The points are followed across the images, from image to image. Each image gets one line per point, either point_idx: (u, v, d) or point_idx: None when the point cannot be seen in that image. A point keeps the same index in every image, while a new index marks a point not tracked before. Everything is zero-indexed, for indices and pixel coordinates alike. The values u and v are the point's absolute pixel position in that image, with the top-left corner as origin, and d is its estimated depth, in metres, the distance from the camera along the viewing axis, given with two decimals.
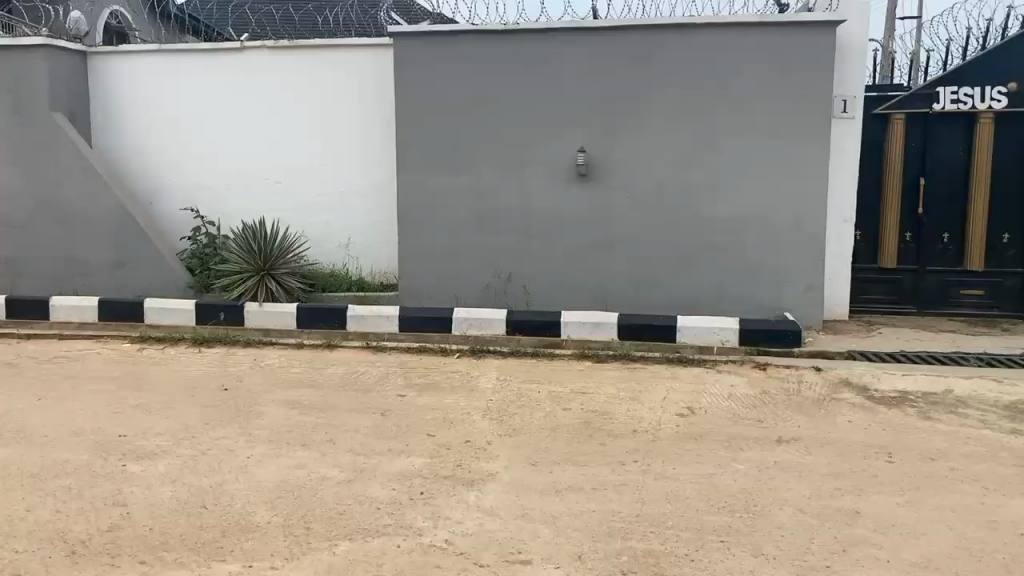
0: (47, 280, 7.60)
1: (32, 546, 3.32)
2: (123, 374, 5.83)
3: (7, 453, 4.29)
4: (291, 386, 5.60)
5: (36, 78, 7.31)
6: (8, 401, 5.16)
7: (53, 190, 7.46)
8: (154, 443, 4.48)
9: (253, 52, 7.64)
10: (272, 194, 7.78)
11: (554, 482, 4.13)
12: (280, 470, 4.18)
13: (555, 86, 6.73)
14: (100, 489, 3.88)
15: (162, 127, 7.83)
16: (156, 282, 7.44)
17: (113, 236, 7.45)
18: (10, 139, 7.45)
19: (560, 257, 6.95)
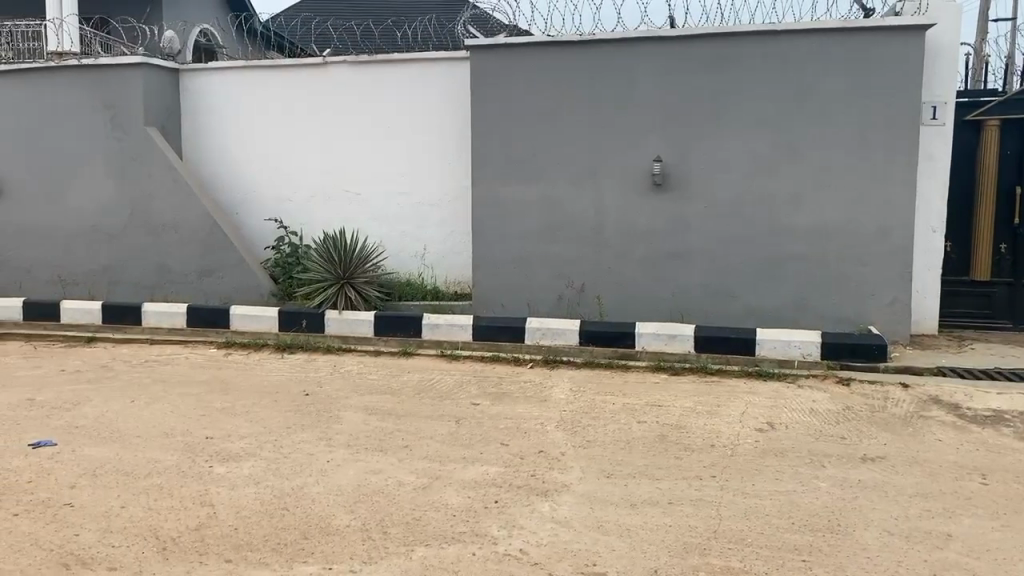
0: (141, 286, 7.96)
1: (126, 542, 3.48)
2: (210, 378, 6.06)
3: (104, 451, 4.50)
4: (368, 392, 5.71)
5: (133, 95, 7.69)
6: (105, 402, 5.42)
7: (146, 202, 7.82)
8: (239, 445, 4.63)
9: (335, 67, 7.84)
10: (350, 205, 7.97)
11: (629, 495, 4.09)
12: (358, 475, 4.26)
13: (631, 96, 6.71)
14: (189, 488, 4.04)
15: (248, 141, 8.12)
16: (241, 290, 7.70)
17: (202, 245, 7.74)
18: (108, 153, 7.84)
19: (634, 267, 6.89)
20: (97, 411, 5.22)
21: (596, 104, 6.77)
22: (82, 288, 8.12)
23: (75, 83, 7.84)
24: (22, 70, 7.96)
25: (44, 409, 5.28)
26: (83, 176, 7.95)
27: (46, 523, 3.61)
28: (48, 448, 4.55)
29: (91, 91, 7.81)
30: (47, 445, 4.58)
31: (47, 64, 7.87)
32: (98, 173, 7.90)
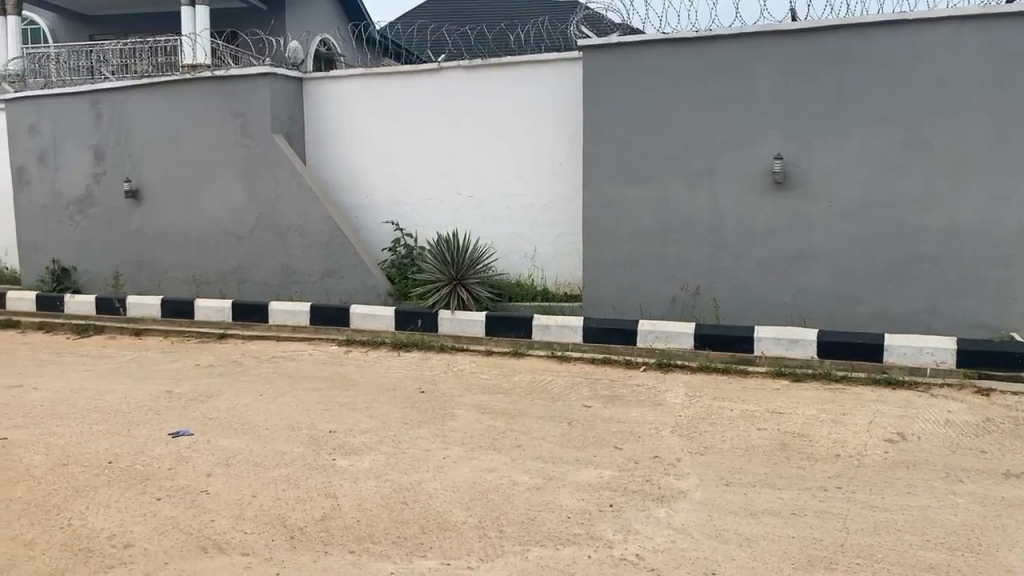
0: (267, 286, 8.36)
1: (258, 529, 3.65)
2: (331, 374, 6.29)
3: (236, 442, 4.75)
4: (482, 391, 5.78)
5: (261, 104, 8.08)
6: (236, 395, 5.72)
7: (273, 205, 8.20)
8: (359, 440, 4.78)
9: (449, 72, 7.99)
10: (463, 207, 8.10)
11: (749, 504, 3.96)
12: (474, 473, 4.32)
13: (750, 93, 6.52)
14: (314, 480, 4.20)
15: (365, 146, 8.39)
16: (360, 290, 7.96)
17: (323, 246, 8.05)
18: (239, 160, 8.27)
19: (751, 268, 6.70)
20: (230, 404, 5.52)
21: (712, 102, 6.62)
22: (215, 288, 8.60)
23: (209, 95, 8.31)
24: (162, 84, 8.50)
25: (181, 400, 5.62)
26: (215, 182, 8.42)
27: (186, 508, 3.84)
28: (186, 437, 4.83)
29: (223, 101, 8.26)
30: (186, 434, 4.87)
31: (184, 77, 8.37)
32: (229, 179, 8.35)
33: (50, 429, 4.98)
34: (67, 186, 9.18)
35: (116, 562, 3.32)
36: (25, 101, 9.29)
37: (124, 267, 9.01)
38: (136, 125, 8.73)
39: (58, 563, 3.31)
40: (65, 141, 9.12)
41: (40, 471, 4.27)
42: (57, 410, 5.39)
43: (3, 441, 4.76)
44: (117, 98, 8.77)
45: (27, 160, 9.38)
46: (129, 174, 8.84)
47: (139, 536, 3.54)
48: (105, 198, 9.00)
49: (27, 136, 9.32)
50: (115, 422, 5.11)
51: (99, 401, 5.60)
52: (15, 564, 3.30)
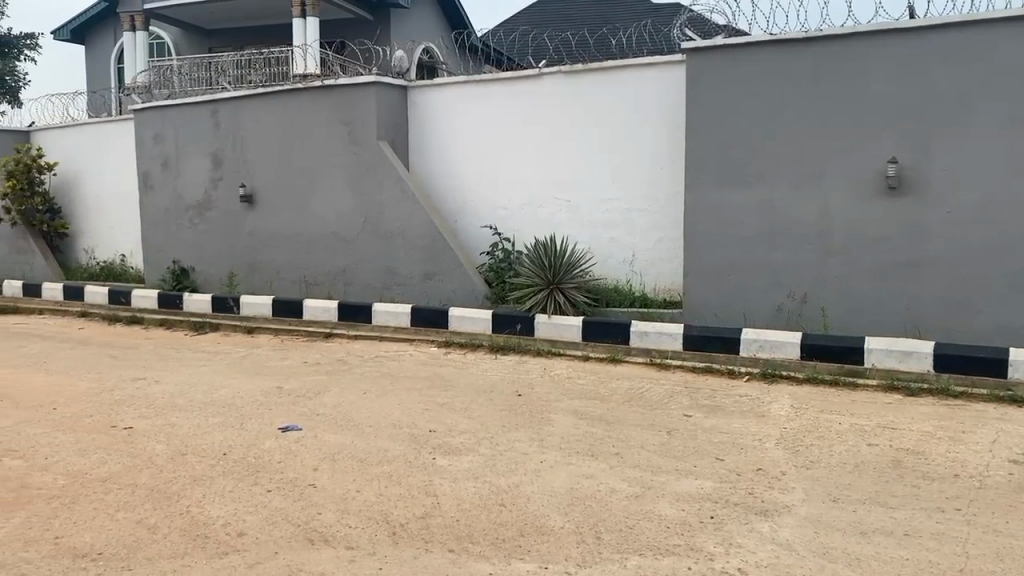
0: (370, 288, 8.60)
1: (361, 523, 3.75)
2: (431, 374, 6.40)
3: (341, 438, 4.90)
4: (578, 397, 5.76)
5: (367, 112, 8.33)
6: (341, 393, 5.91)
7: (378, 210, 8.43)
8: (459, 441, 4.85)
9: (549, 77, 8.02)
10: (562, 211, 8.11)
11: (859, 522, 3.80)
12: (571, 478, 4.31)
13: (862, 94, 6.26)
14: (416, 478, 4.28)
15: (466, 152, 8.51)
16: (458, 293, 8.07)
17: (424, 249, 8.21)
18: (346, 165, 8.55)
19: (862, 276, 6.43)
20: (335, 401, 5.70)
21: (822, 103, 6.40)
22: (322, 289, 8.91)
23: (319, 103, 8.63)
24: (275, 93, 8.89)
25: (290, 396, 5.85)
26: (324, 187, 8.74)
27: (294, 500, 3.99)
28: (295, 432, 5.02)
29: (332, 109, 8.56)
30: (294, 429, 5.06)
31: (296, 86, 8.72)
32: (336, 184, 8.64)
33: (171, 420, 5.28)
34: (187, 190, 9.72)
35: (230, 549, 3.48)
36: (152, 111, 9.89)
37: (237, 268, 9.46)
38: (251, 133, 9.16)
39: (178, 547, 3.49)
40: (187, 148, 9.66)
41: (162, 459, 4.53)
42: (177, 402, 5.70)
43: (130, 430, 5.07)
44: (234, 108, 9.23)
45: (151, 166, 9.99)
46: (244, 179, 9.28)
47: (252, 526, 3.70)
48: (222, 202, 9.48)
49: (152, 143, 9.92)
50: (229, 416, 5.37)
51: (216, 395, 5.90)
52: (140, 545, 3.50)
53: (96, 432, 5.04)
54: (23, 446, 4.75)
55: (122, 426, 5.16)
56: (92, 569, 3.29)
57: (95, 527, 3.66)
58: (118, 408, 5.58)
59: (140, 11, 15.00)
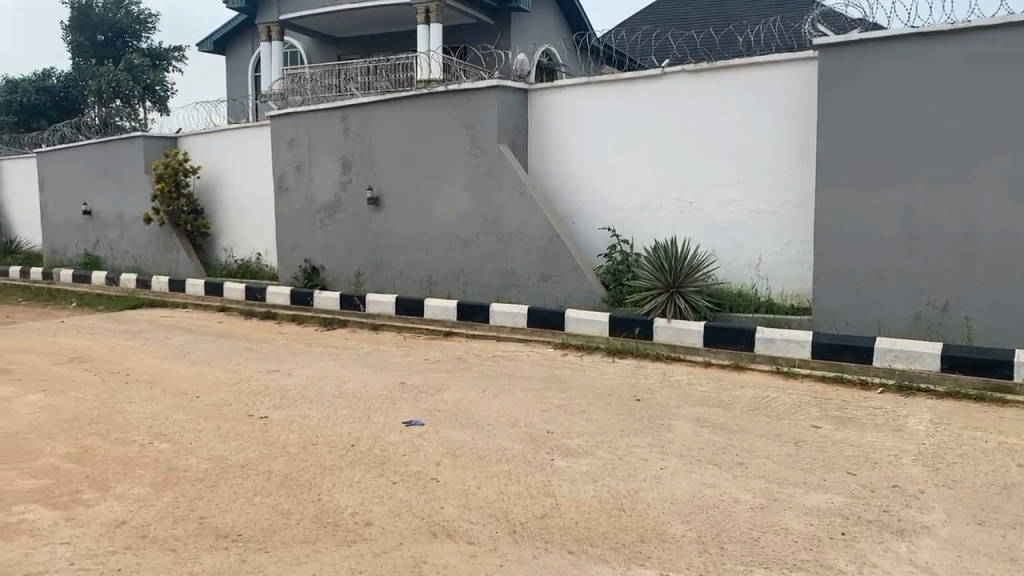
0: (489, 288, 8.72)
1: (482, 519, 3.81)
2: (549, 376, 6.42)
3: (462, 434, 5.00)
4: (699, 404, 5.63)
5: (488, 115, 8.45)
6: (460, 390, 6.01)
7: (497, 212, 8.53)
8: (577, 443, 4.85)
9: (672, 78, 7.90)
10: (683, 213, 7.96)
11: (1008, 548, 3.54)
12: (692, 486, 4.22)
13: (1015, 88, 5.84)
14: (534, 478, 4.31)
15: (586, 153, 8.49)
16: (576, 295, 8.05)
17: (542, 251, 8.24)
18: (467, 168, 8.70)
19: (1012, 284, 5.99)
20: (455, 398, 5.82)
21: (967, 100, 6.00)
22: (442, 289, 9.12)
23: (442, 107, 8.83)
24: (401, 98, 9.16)
25: (413, 391, 6.01)
26: (446, 188, 8.93)
27: (417, 493, 4.09)
28: (418, 427, 5.15)
29: (454, 112, 8.74)
30: (417, 424, 5.20)
31: (421, 91, 8.96)
32: (458, 186, 8.82)
33: (302, 411, 5.54)
34: (318, 193, 10.18)
35: (358, 537, 3.61)
36: (287, 118, 10.41)
37: (363, 267, 9.81)
38: (378, 137, 9.48)
39: (310, 533, 3.65)
40: (319, 152, 10.11)
41: (294, 448, 4.76)
42: (307, 394, 5.98)
43: (265, 419, 5.35)
44: (363, 113, 9.58)
45: (286, 170, 10.51)
46: (371, 182, 9.62)
47: (378, 516, 3.82)
48: (350, 204, 9.86)
49: (287, 148, 10.44)
50: (355, 409, 5.57)
51: (343, 388, 6.14)
52: (276, 530, 3.68)
53: (235, 420, 5.35)
54: (171, 431, 5.10)
55: (258, 415, 5.45)
56: (233, 549, 3.48)
57: (235, 510, 3.88)
58: (254, 398, 5.90)
59: (276, 22, 15.83)
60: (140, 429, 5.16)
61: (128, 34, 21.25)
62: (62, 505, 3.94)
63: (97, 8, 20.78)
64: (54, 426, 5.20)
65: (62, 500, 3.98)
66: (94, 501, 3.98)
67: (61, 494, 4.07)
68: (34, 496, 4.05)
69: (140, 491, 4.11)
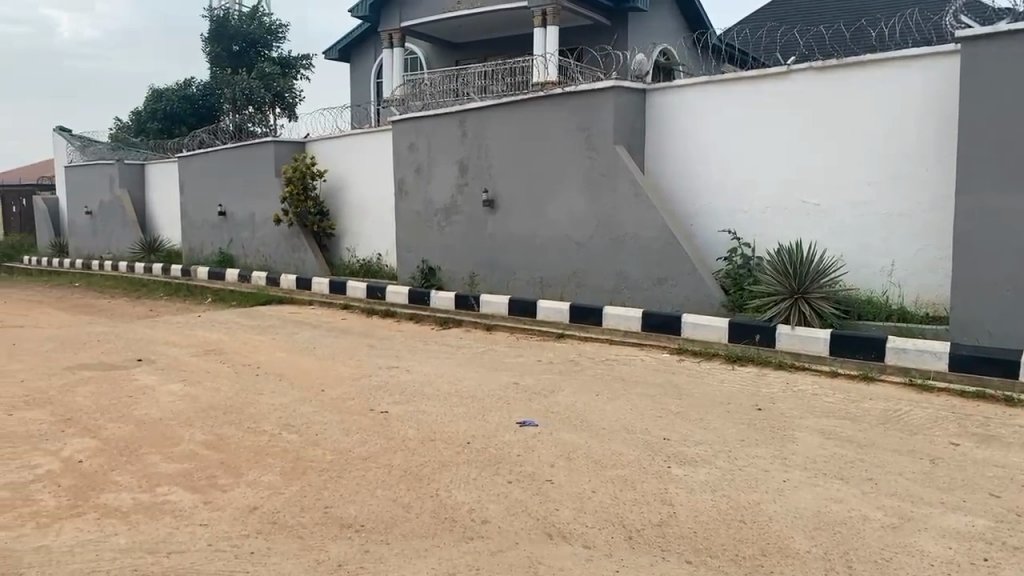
0: (603, 291, 8.66)
1: (598, 524, 3.78)
2: (664, 381, 6.32)
3: (577, 437, 4.98)
4: (825, 415, 5.40)
5: (605, 117, 8.39)
6: (575, 393, 6.00)
7: (612, 213, 8.46)
8: (695, 451, 4.74)
9: (799, 76, 7.61)
10: (808, 216, 7.66)
11: None
12: (817, 501, 4.04)
13: None
14: (651, 485, 4.25)
15: (705, 154, 8.30)
16: (693, 299, 7.87)
17: (658, 254, 8.10)
18: (583, 170, 8.67)
19: None
20: (570, 400, 5.81)
21: None
22: (555, 290, 9.13)
23: (559, 110, 8.83)
24: (518, 101, 9.24)
25: (527, 392, 6.05)
26: (561, 191, 8.94)
27: (533, 494, 4.11)
28: (532, 428, 5.17)
29: (571, 114, 8.72)
30: (531, 425, 5.22)
31: (538, 94, 9.00)
32: (573, 188, 8.81)
33: (421, 407, 5.68)
34: (437, 195, 10.41)
35: (475, 535, 3.65)
36: (408, 123, 10.71)
37: (478, 268, 9.96)
38: (495, 140, 9.59)
39: (429, 527, 3.73)
40: (437, 155, 10.34)
41: (414, 443, 4.88)
42: (425, 391, 6.12)
43: (386, 414, 5.52)
44: (481, 117, 9.72)
45: (406, 173, 10.81)
46: (487, 184, 9.76)
47: (494, 514, 3.86)
48: (467, 206, 10.03)
49: (408, 152, 10.74)
50: (471, 407, 5.66)
51: (460, 387, 6.25)
52: (397, 522, 3.77)
53: (358, 413, 5.54)
54: (299, 422, 5.34)
55: (379, 409, 5.62)
56: (356, 539, 3.60)
57: (358, 501, 4.01)
58: (375, 393, 6.10)
59: (396, 29, 16.23)
60: (270, 419, 5.42)
61: (261, 44, 22.39)
62: (200, 489, 4.19)
63: (233, 20, 21.99)
64: (193, 414, 5.54)
65: (201, 484, 4.24)
66: (229, 486, 4.21)
67: (200, 478, 4.32)
68: (176, 479, 4.32)
69: (271, 479, 4.31)
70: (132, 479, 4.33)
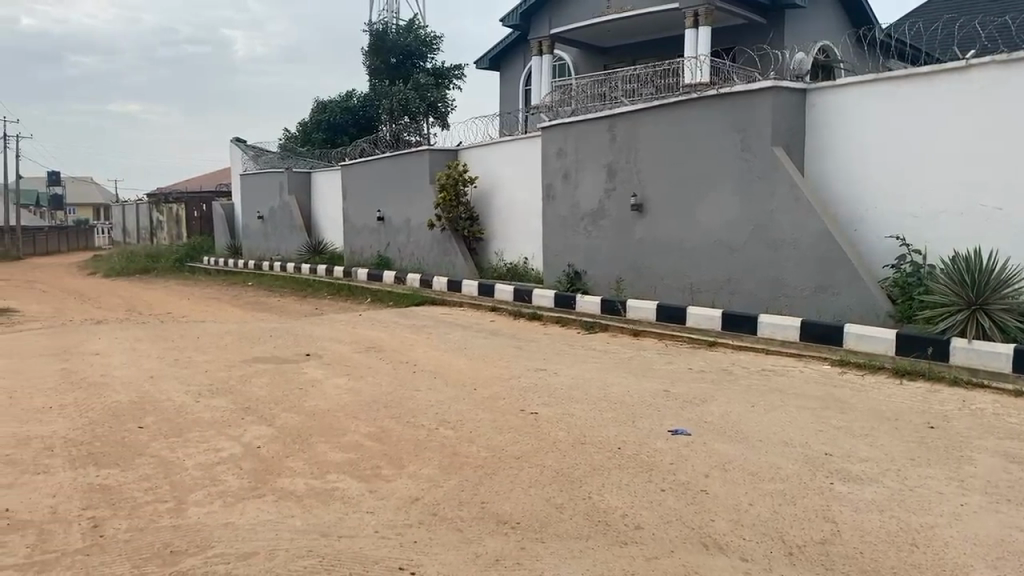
0: (758, 298, 8.39)
1: (757, 538, 3.68)
2: (825, 395, 6.03)
3: (732, 448, 4.86)
4: (1008, 437, 4.98)
5: (763, 118, 8.13)
6: (729, 403, 5.85)
7: (769, 217, 8.18)
8: (859, 468, 4.51)
9: (978, 71, 7.07)
10: (989, 221, 7.09)
11: None
12: (999, 529, 3.74)
13: None
14: (812, 500, 4.09)
15: (871, 156, 7.88)
16: (857, 308, 7.47)
17: (818, 260, 7.76)
18: (737, 172, 8.45)
19: None
20: (723, 410, 5.68)
21: None
22: (706, 296, 8.96)
23: (713, 112, 8.64)
24: (670, 104, 9.13)
25: (679, 400, 5.96)
26: (714, 195, 8.75)
27: (687, 503, 4.06)
28: (684, 436, 5.10)
29: (726, 117, 8.52)
30: (684, 433, 5.15)
31: (691, 97, 8.85)
32: (727, 192, 8.59)
33: (571, 410, 5.73)
34: (584, 200, 10.45)
35: (629, 539, 3.65)
36: (557, 128, 10.82)
37: (626, 273, 9.93)
38: (644, 144, 9.52)
39: (583, 529, 3.76)
40: (585, 161, 10.39)
41: (565, 445, 4.94)
42: (574, 395, 6.17)
43: (536, 414, 5.62)
44: (630, 120, 9.67)
45: (554, 178, 10.94)
46: (636, 189, 9.70)
47: (648, 521, 3.84)
48: (615, 211, 10.02)
49: (556, 157, 10.87)
50: (622, 413, 5.65)
51: (610, 391, 6.25)
52: (551, 522, 3.83)
53: (509, 413, 5.66)
54: (454, 419, 5.53)
55: (530, 410, 5.73)
56: (513, 535, 3.69)
57: (513, 498, 4.11)
58: (525, 393, 6.21)
59: (546, 36, 16.46)
60: (427, 415, 5.65)
61: (416, 56, 23.31)
62: (366, 478, 4.43)
63: (391, 34, 23.03)
64: (357, 407, 5.86)
65: (366, 474, 4.48)
66: (393, 477, 4.43)
67: (365, 468, 4.57)
68: (344, 468, 4.60)
69: (430, 471, 4.50)
70: (305, 465, 4.65)
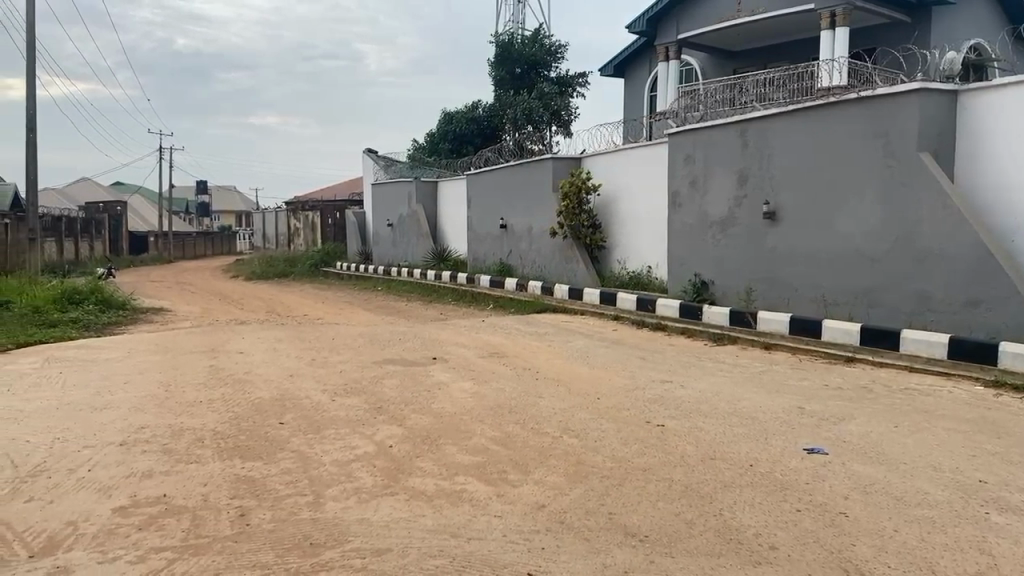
0: (900, 311, 7.94)
1: (902, 566, 3.47)
2: (978, 417, 5.61)
3: (873, 470, 4.60)
4: None
5: (908, 121, 7.68)
6: (868, 423, 5.55)
7: (914, 227, 7.72)
8: (1019, 498, 4.17)
9: None
10: None
11: None
12: None
13: None
14: (965, 530, 3.81)
15: None
16: (1014, 323, 6.90)
17: (969, 273, 7.24)
18: (880, 179, 8.03)
19: None
20: (862, 430, 5.39)
21: None
22: (843, 309, 8.55)
23: (853, 116, 8.25)
24: (806, 109, 8.79)
25: (814, 418, 5.71)
26: (852, 203, 8.36)
27: (825, 525, 3.88)
28: (821, 455, 4.89)
29: (867, 122, 8.12)
30: (820, 452, 4.94)
31: (828, 101, 8.49)
32: (868, 199, 8.18)
33: (699, 424, 5.60)
34: (713, 208, 10.23)
35: (763, 559, 3.53)
36: (685, 135, 10.64)
37: (756, 283, 9.64)
38: (778, 150, 9.21)
39: (714, 546, 3.66)
40: (714, 167, 10.16)
41: (693, 460, 4.82)
42: (702, 408, 6.01)
43: (662, 427, 5.52)
44: (762, 126, 9.38)
45: (681, 185, 10.76)
46: (768, 197, 9.40)
47: (783, 542, 3.69)
48: (744, 219, 9.75)
49: (683, 164, 10.69)
50: (753, 429, 5.46)
51: (739, 407, 6.07)
52: (681, 537, 3.75)
53: (635, 424, 5.59)
54: (578, 428, 5.51)
55: (656, 422, 5.64)
56: (640, 548, 3.64)
57: (642, 511, 4.05)
58: (650, 405, 6.12)
59: (673, 42, 16.20)
60: (551, 422, 5.65)
61: (541, 66, 23.46)
62: (492, 482, 4.49)
63: (516, 45, 23.28)
64: (483, 412, 5.95)
65: (493, 477, 4.54)
66: (519, 482, 4.47)
67: (491, 472, 4.64)
68: (471, 470, 4.68)
69: (555, 479, 4.50)
70: (434, 466, 4.76)
